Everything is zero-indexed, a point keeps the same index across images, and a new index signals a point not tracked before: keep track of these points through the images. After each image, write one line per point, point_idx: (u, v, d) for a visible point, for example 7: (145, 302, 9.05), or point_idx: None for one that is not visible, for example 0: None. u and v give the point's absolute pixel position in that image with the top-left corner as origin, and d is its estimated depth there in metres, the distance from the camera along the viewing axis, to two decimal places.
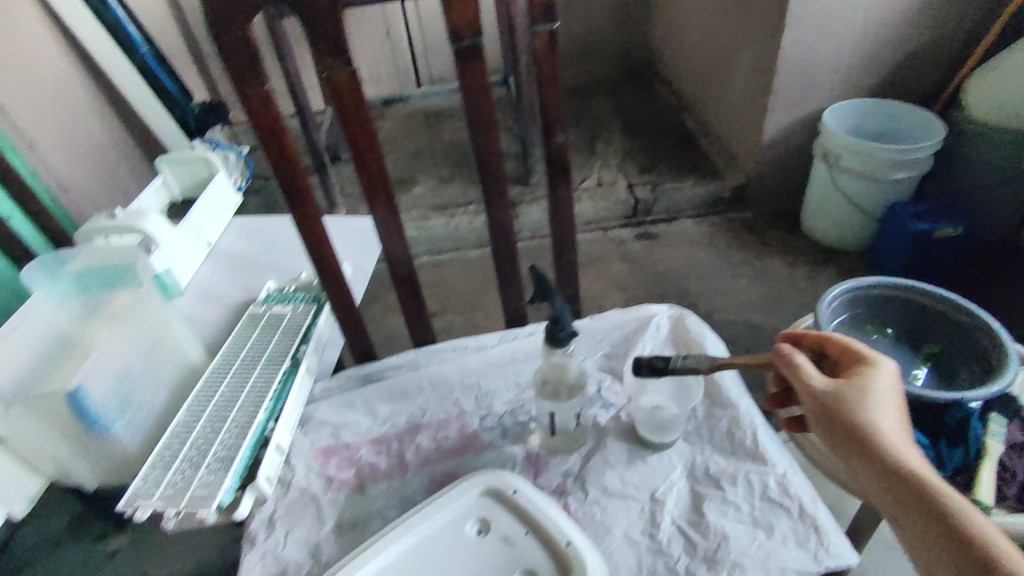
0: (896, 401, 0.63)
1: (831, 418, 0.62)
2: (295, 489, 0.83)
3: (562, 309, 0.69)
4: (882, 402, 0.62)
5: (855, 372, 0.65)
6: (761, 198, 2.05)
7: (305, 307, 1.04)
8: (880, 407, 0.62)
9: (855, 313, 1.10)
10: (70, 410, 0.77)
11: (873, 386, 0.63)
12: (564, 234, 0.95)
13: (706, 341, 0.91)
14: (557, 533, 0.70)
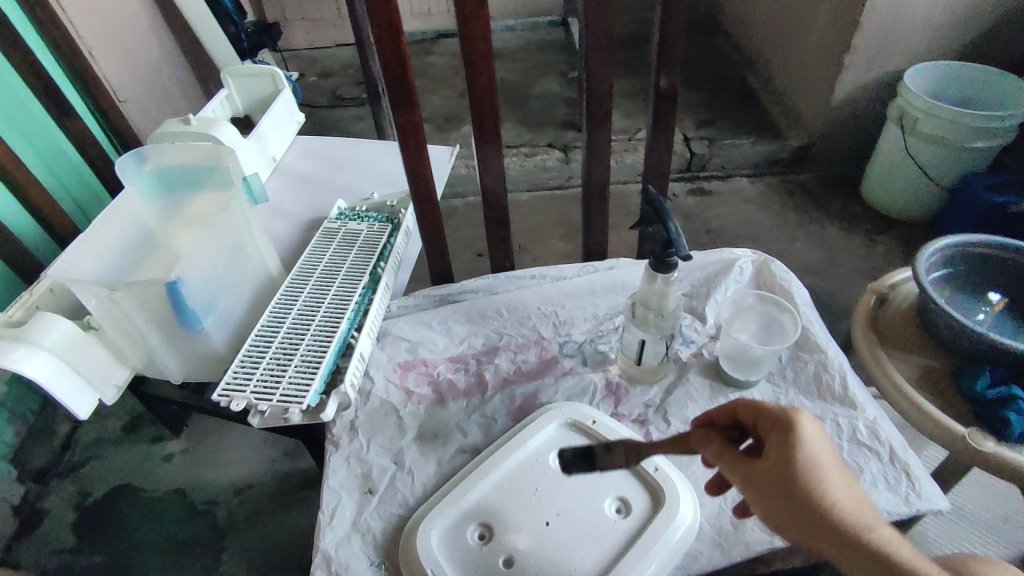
0: (847, 468, 0.47)
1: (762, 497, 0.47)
2: (375, 399, 0.83)
3: (677, 238, 0.66)
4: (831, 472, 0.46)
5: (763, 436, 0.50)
6: (825, 160, 1.98)
7: (380, 226, 1.02)
8: (827, 478, 0.45)
9: (954, 274, 0.98)
10: (170, 302, 0.79)
11: (808, 446, 0.47)
12: (656, 170, 0.95)
13: (791, 286, 0.88)
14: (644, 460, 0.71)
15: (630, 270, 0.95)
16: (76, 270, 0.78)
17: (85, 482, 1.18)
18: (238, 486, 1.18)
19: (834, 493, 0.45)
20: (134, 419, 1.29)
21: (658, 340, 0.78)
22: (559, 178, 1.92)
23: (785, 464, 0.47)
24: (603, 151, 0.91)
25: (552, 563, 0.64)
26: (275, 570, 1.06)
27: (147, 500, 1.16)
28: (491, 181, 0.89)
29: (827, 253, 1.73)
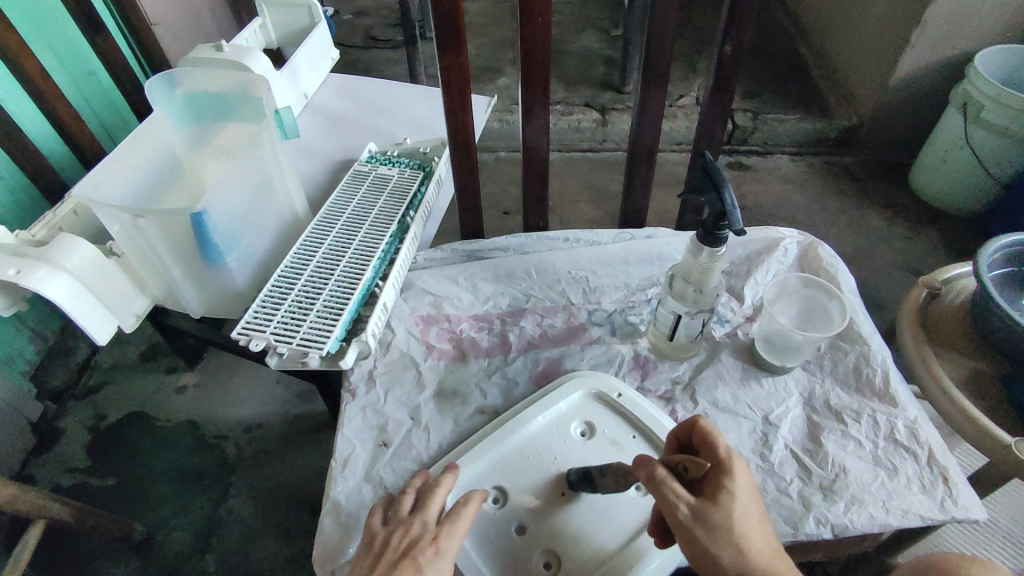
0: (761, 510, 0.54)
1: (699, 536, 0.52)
2: (395, 350, 0.81)
3: (733, 211, 0.62)
4: (755, 515, 0.53)
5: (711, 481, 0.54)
6: (871, 145, 1.87)
7: (411, 173, 0.98)
8: (751, 523, 0.53)
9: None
10: (194, 235, 0.77)
11: (743, 491, 0.54)
12: (706, 139, 0.89)
13: (837, 273, 0.84)
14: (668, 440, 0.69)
15: (668, 241, 0.90)
16: (102, 193, 0.76)
17: (100, 405, 1.20)
18: (248, 424, 1.18)
19: (754, 535, 0.52)
20: (151, 348, 1.29)
21: (694, 316, 0.75)
22: (592, 141, 1.82)
23: (724, 506, 0.53)
24: (655, 110, 0.85)
25: (567, 534, 0.63)
26: (281, 509, 1.07)
27: (159, 429, 1.16)
28: (533, 136, 0.84)
29: (866, 242, 1.65)
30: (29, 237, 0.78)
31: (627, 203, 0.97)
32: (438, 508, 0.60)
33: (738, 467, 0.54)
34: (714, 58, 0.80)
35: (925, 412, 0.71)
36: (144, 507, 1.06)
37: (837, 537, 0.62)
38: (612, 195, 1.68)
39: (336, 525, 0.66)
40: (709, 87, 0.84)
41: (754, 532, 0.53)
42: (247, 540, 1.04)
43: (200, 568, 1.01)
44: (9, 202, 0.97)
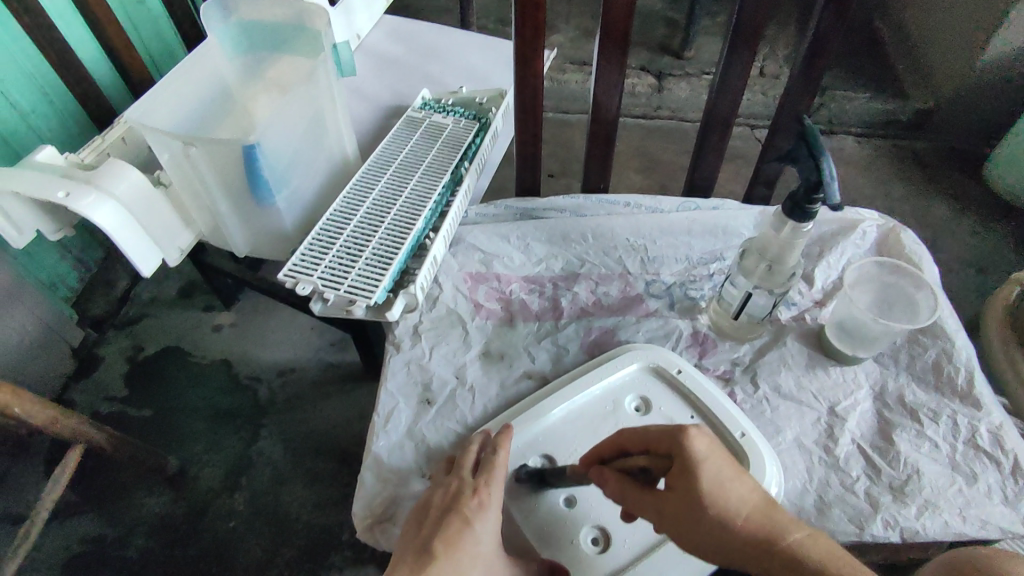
0: (727, 477, 0.50)
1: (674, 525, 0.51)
2: (442, 306, 0.78)
3: (830, 182, 0.56)
4: (729, 480, 0.50)
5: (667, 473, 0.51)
6: (950, 130, 1.61)
7: (467, 123, 0.92)
8: (724, 492, 0.50)
9: None
10: (245, 170, 0.74)
11: (702, 461, 0.50)
12: (786, 112, 0.79)
13: (921, 263, 0.77)
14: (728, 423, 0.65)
15: (737, 215, 0.84)
16: (153, 120, 0.73)
17: (138, 337, 1.20)
18: (282, 368, 1.17)
19: (734, 504, 0.49)
20: (189, 285, 1.28)
21: (763, 292, 0.71)
22: (646, 108, 1.66)
23: (691, 493, 0.50)
24: (738, 77, 0.78)
25: (616, 515, 0.62)
26: (311, 455, 1.06)
27: (195, 366, 1.16)
28: (604, 94, 0.79)
29: (947, 233, 1.47)
30: (77, 160, 0.76)
31: (695, 171, 0.91)
32: (473, 462, 0.62)
33: (689, 439, 0.50)
34: (813, 22, 0.71)
35: (1010, 417, 0.66)
36: (179, 440, 1.08)
37: (905, 541, 0.59)
38: (664, 165, 1.55)
39: (377, 480, 0.66)
40: (799, 57, 0.74)
41: (734, 499, 0.50)
42: (276, 482, 1.04)
43: (230, 505, 1.01)
44: (58, 125, 0.96)
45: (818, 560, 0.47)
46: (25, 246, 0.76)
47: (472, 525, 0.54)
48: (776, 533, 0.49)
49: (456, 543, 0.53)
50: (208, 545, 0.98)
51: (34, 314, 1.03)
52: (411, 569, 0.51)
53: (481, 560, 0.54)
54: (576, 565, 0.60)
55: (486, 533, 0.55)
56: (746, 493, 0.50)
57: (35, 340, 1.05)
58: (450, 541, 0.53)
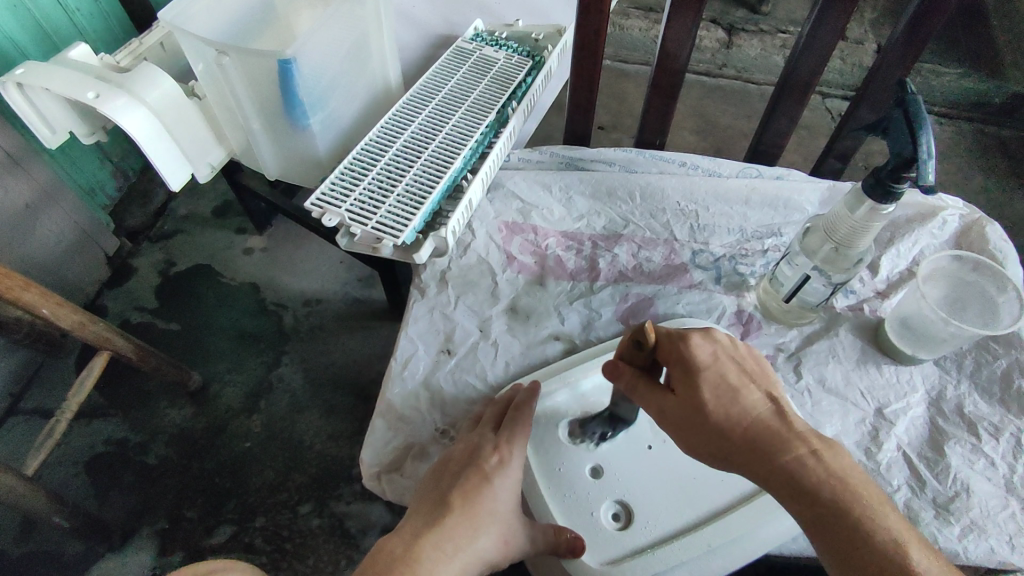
0: (737, 375, 0.49)
1: (678, 425, 0.49)
2: (473, 255, 0.75)
3: (926, 161, 0.49)
4: (737, 386, 0.49)
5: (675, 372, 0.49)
6: None
7: (519, 60, 0.86)
8: (730, 397, 0.48)
9: None
10: (279, 86, 0.70)
11: (707, 365, 0.49)
12: (880, 78, 0.70)
13: (1004, 262, 0.69)
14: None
15: (803, 188, 0.76)
16: (190, 28, 0.69)
17: (172, 252, 1.20)
18: (308, 298, 1.15)
19: (741, 406, 0.48)
20: (223, 205, 1.26)
21: (826, 278, 0.64)
22: (710, 65, 1.53)
23: (697, 395, 0.48)
24: (829, 34, 0.69)
25: (644, 495, 0.60)
26: (328, 388, 1.06)
27: (224, 286, 1.16)
28: (673, 42, 0.71)
29: None
30: (113, 62, 0.72)
31: (762, 135, 0.83)
32: (498, 421, 0.62)
33: (691, 343, 0.49)
34: None
35: None
36: (202, 357, 1.08)
37: (941, 562, 0.55)
38: (721, 129, 1.42)
39: (386, 428, 0.64)
40: (905, 16, 0.64)
41: (745, 404, 0.48)
42: (293, 410, 1.04)
43: (246, 426, 1.02)
44: (101, 28, 0.93)
45: (823, 477, 0.45)
46: (57, 146, 0.74)
47: (490, 482, 0.56)
48: (780, 444, 0.46)
49: (473, 499, 0.55)
50: (223, 461, 0.99)
51: (72, 218, 1.03)
52: (427, 521, 0.54)
53: (498, 517, 0.55)
54: (591, 539, 0.58)
55: (504, 491, 0.57)
56: (757, 396, 0.49)
57: (71, 244, 1.05)
58: (467, 496, 0.55)
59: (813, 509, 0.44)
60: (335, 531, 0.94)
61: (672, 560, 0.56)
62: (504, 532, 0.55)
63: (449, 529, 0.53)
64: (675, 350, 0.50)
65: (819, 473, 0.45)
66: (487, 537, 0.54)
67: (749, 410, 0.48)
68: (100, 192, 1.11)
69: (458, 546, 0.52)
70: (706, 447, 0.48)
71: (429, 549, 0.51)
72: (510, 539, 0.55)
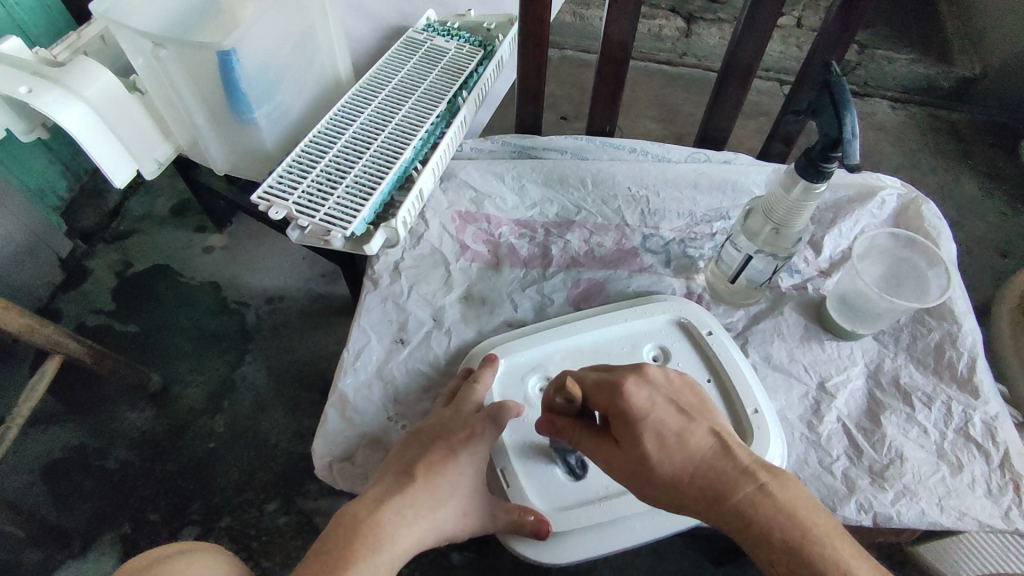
0: (671, 414, 0.47)
1: (623, 474, 0.49)
2: (426, 245, 0.75)
3: (851, 140, 0.50)
4: (677, 429, 0.47)
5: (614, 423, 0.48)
6: (989, 103, 1.45)
7: (470, 49, 0.86)
8: (670, 442, 0.46)
9: None
10: (221, 79, 0.69)
11: (641, 415, 0.47)
12: (817, 61, 0.72)
13: (939, 240, 0.72)
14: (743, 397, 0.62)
15: (749, 171, 0.78)
16: (132, 23, 0.67)
17: (128, 253, 1.17)
18: (270, 295, 1.14)
19: (681, 449, 0.46)
20: (182, 204, 1.24)
21: (766, 259, 0.66)
22: (671, 53, 1.54)
23: (637, 446, 0.47)
24: (767, 18, 0.70)
25: None
26: (292, 384, 1.05)
27: (184, 286, 1.14)
28: (617, 29, 0.71)
29: (978, 218, 1.30)
30: (49, 57, 0.70)
31: (710, 119, 0.84)
32: (478, 401, 0.61)
33: (622, 393, 0.48)
34: None
35: (1006, 407, 0.63)
36: (163, 357, 1.07)
37: (877, 526, 0.58)
38: (683, 118, 1.43)
39: (339, 419, 0.64)
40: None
41: (684, 447, 0.46)
42: (257, 408, 1.03)
43: (210, 426, 1.01)
44: (44, 22, 0.90)
45: (775, 520, 0.43)
46: None
47: (456, 456, 0.56)
48: (728, 488, 0.45)
49: (437, 470, 0.55)
50: (186, 463, 0.98)
51: (21, 220, 1.01)
52: (390, 488, 0.53)
53: (460, 491, 0.55)
54: (543, 489, 0.60)
55: (468, 467, 0.56)
56: (700, 437, 0.47)
57: (21, 247, 1.03)
58: (432, 469, 0.55)
59: (764, 549, 0.43)
60: (302, 528, 0.94)
61: (617, 512, 0.58)
62: (464, 505, 0.55)
63: (410, 497, 0.52)
64: (607, 400, 0.49)
65: (771, 518, 0.43)
66: (447, 508, 0.54)
67: (689, 451, 0.46)
68: (51, 192, 1.09)
69: (421, 514, 0.52)
70: (655, 494, 0.47)
71: (391, 514, 0.50)
72: (469, 513, 0.55)
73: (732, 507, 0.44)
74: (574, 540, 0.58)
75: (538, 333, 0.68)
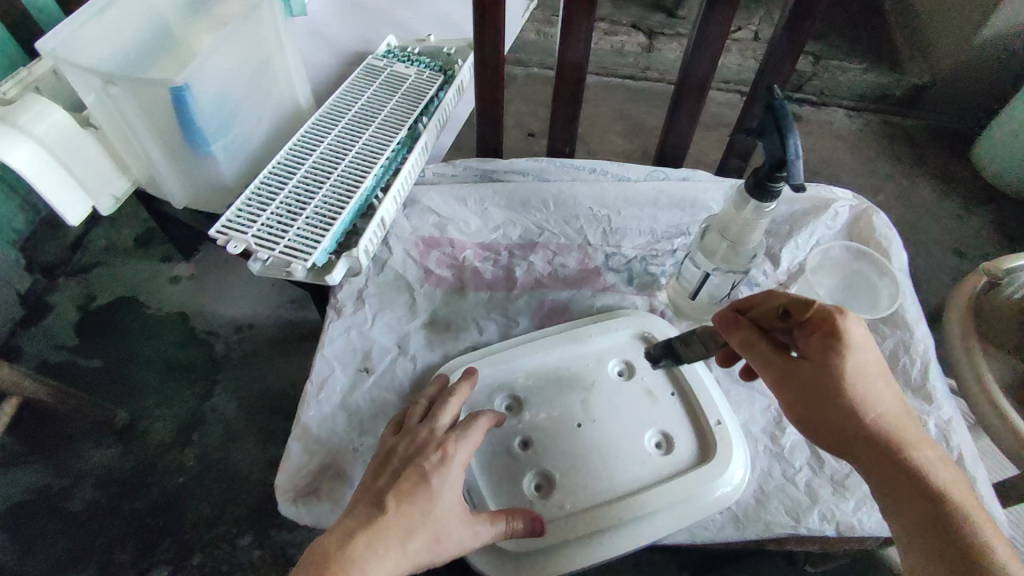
0: (877, 360, 0.47)
1: (797, 399, 0.48)
2: (390, 271, 0.75)
3: (794, 161, 0.52)
4: (875, 376, 0.47)
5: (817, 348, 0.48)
6: (939, 109, 1.50)
7: (430, 75, 0.86)
8: (866, 378, 0.47)
9: None
10: (175, 115, 0.68)
11: (852, 348, 0.47)
12: (768, 77, 0.74)
13: (890, 249, 0.74)
14: (708, 410, 0.64)
15: (707, 187, 0.80)
16: (86, 59, 0.67)
17: (92, 286, 1.15)
18: (239, 323, 1.13)
19: (875, 395, 0.46)
20: (147, 233, 1.22)
21: (724, 276, 0.67)
22: (634, 68, 1.56)
23: (833, 373, 0.47)
24: (716, 37, 0.72)
25: (575, 467, 0.61)
26: (265, 413, 1.04)
27: (151, 317, 1.12)
28: (570, 52, 0.73)
29: (934, 221, 1.34)
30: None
31: (667, 137, 0.86)
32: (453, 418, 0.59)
33: (845, 323, 0.47)
34: None
35: (960, 411, 0.65)
36: (131, 392, 1.04)
37: (840, 535, 0.60)
38: (648, 132, 1.46)
39: (302, 453, 0.63)
40: (783, 18, 0.68)
41: (874, 394, 0.47)
42: (228, 440, 1.01)
43: (180, 460, 0.99)
44: None
45: (941, 481, 0.44)
46: None
47: (428, 480, 0.52)
48: (911, 443, 0.46)
49: (408, 498, 0.50)
50: (156, 500, 0.96)
51: None
52: (362, 517, 0.49)
53: (433, 517, 0.50)
54: (510, 508, 0.60)
55: (445, 490, 0.52)
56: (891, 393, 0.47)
57: None
58: (403, 495, 0.50)
59: (912, 495, 0.44)
60: (277, 560, 0.93)
61: (582, 529, 0.58)
62: (439, 532, 0.50)
63: (381, 527, 0.48)
64: (825, 324, 0.48)
65: (941, 479, 0.44)
66: (419, 537, 0.49)
67: (881, 402, 0.47)
68: (8, 228, 1.06)
69: (391, 547, 0.48)
70: (819, 425, 0.47)
71: (361, 548, 0.47)
72: (445, 538, 0.50)
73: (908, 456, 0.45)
74: (551, 556, 0.58)
75: (504, 351, 0.68)
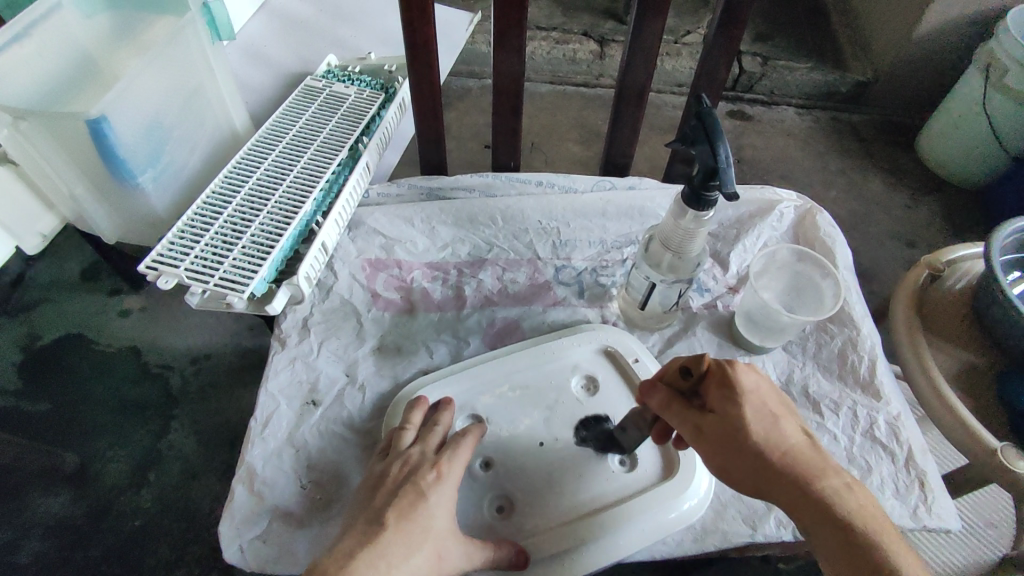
0: (776, 402, 0.49)
1: (710, 445, 0.48)
2: (335, 297, 0.73)
3: (726, 170, 0.52)
4: (776, 414, 0.48)
5: (717, 395, 0.49)
6: (883, 102, 1.54)
7: (371, 93, 0.85)
8: (769, 422, 0.47)
9: None
10: (96, 149, 0.66)
11: (748, 391, 0.48)
12: (705, 80, 0.74)
13: (834, 247, 0.75)
14: None
15: (653, 195, 0.80)
16: None
17: (35, 326, 1.09)
18: (194, 355, 1.09)
19: (777, 433, 0.47)
20: (92, 267, 1.17)
21: (670, 285, 0.67)
22: (588, 75, 1.57)
23: (735, 416, 0.48)
24: (650, 46, 0.73)
25: (551, 484, 0.60)
26: (224, 447, 1.00)
27: (100, 354, 1.07)
28: (505, 66, 0.72)
29: (885, 213, 1.37)
30: None
31: (612, 144, 0.86)
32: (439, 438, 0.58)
33: (738, 369, 0.49)
34: None
35: (907, 405, 0.66)
36: (79, 435, 0.99)
37: (796, 539, 0.62)
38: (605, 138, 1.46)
39: (247, 495, 0.60)
40: (715, 22, 0.68)
41: (778, 430, 0.47)
42: (186, 478, 0.97)
43: (136, 502, 0.95)
44: None
45: (852, 509, 0.44)
46: None
47: (425, 497, 0.50)
48: (817, 473, 0.46)
49: (408, 514, 0.48)
50: (111, 546, 0.91)
51: None
52: (362, 537, 0.47)
53: (433, 532, 0.49)
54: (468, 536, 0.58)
55: (440, 508, 0.50)
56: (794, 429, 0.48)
57: None
58: (402, 513, 0.49)
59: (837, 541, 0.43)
60: None
61: (543, 553, 0.57)
62: (440, 548, 0.48)
63: (381, 546, 0.46)
64: (722, 374, 0.49)
65: (852, 506, 0.44)
66: (421, 554, 0.47)
67: (784, 438, 0.47)
68: None
69: (390, 565, 0.45)
70: (732, 468, 0.47)
71: (361, 567, 0.44)
72: (445, 555, 0.49)
73: (815, 488, 0.44)
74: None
75: (459, 372, 0.67)
